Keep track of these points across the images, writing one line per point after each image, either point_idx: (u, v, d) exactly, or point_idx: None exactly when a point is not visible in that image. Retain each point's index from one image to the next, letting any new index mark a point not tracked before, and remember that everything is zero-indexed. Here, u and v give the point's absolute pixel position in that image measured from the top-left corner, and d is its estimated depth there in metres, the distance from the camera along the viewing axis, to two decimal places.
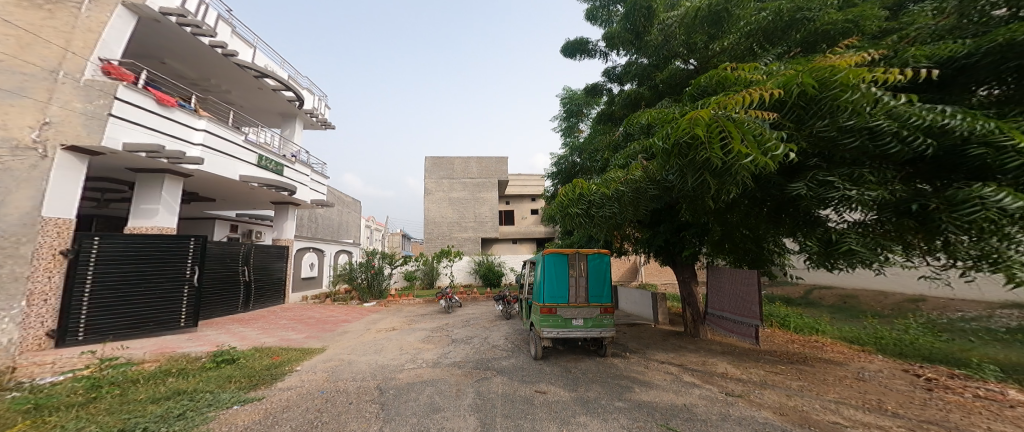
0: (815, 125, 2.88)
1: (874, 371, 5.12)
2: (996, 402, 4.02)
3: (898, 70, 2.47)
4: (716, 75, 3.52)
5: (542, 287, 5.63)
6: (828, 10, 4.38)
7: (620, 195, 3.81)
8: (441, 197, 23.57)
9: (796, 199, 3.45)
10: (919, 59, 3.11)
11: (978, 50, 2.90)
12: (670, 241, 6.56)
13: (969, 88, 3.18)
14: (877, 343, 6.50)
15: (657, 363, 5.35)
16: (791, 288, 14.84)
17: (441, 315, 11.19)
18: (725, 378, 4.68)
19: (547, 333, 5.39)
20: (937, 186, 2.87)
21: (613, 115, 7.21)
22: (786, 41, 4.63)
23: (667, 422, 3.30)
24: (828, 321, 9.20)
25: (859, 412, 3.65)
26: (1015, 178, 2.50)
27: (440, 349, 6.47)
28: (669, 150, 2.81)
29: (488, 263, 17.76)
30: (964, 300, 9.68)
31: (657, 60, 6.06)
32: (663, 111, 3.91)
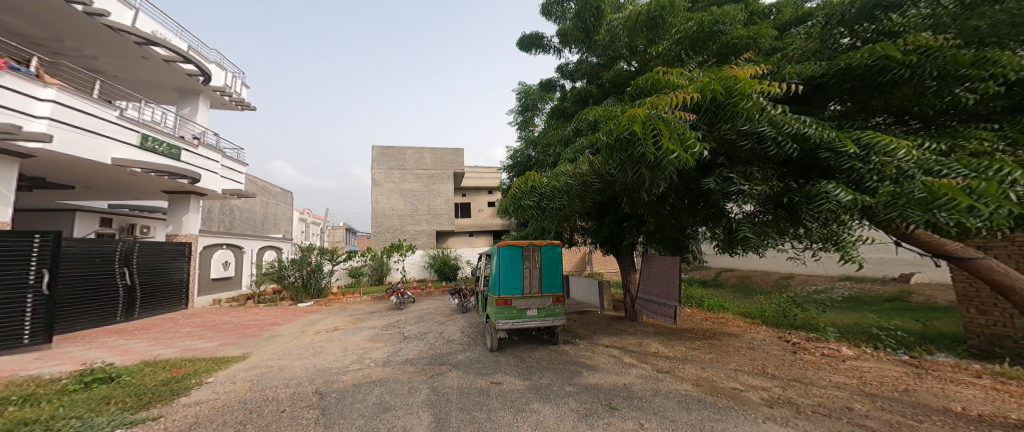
0: (721, 128, 3.27)
1: (759, 340, 6.12)
2: (834, 358, 5.07)
3: (781, 83, 2.88)
4: (649, 78, 3.81)
5: (497, 280, 5.66)
6: (737, 25, 4.90)
7: (568, 188, 3.92)
8: (390, 187, 22.24)
9: (707, 192, 3.91)
10: (792, 76, 3.68)
11: (830, 72, 3.53)
12: (613, 231, 7.07)
13: (824, 103, 3.89)
14: (763, 316, 7.78)
15: (602, 347, 5.73)
16: (705, 271, 17.00)
17: (391, 312, 10.68)
18: (657, 357, 5.20)
19: (502, 324, 5.46)
20: (800, 183, 3.48)
21: (565, 111, 7.48)
22: (706, 50, 5.07)
23: (610, 401, 3.55)
24: (730, 300, 10.78)
25: (750, 377, 4.31)
26: (847, 176, 3.13)
27: (392, 347, 6.20)
28: (612, 144, 3.00)
29: (442, 257, 17.42)
30: (813, 275, 12.40)
31: (604, 60, 6.35)
32: (607, 110, 4.10)
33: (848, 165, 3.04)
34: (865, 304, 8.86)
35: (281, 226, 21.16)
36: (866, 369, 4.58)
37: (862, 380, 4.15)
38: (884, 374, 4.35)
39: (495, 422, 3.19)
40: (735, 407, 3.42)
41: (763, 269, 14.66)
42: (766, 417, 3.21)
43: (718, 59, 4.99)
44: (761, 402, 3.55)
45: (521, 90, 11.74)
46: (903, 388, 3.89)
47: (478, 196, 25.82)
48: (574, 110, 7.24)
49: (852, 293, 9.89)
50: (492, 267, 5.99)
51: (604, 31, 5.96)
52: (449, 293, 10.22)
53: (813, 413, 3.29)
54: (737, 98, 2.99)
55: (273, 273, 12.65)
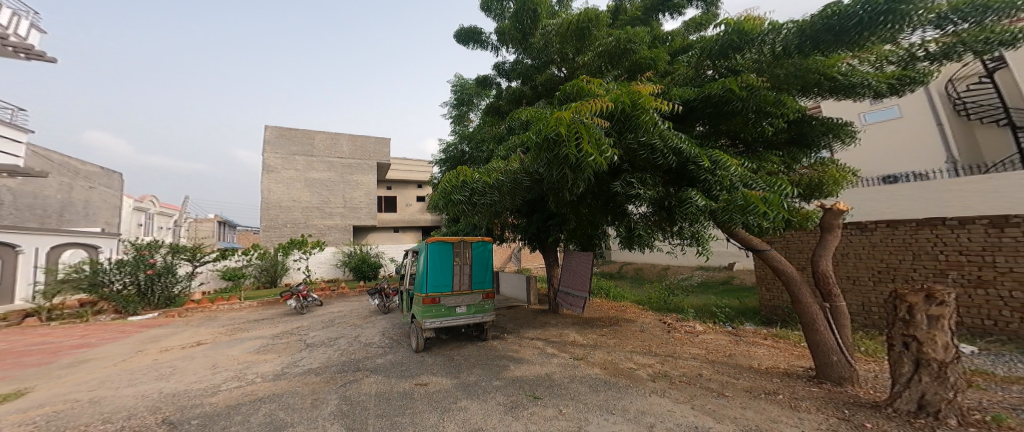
0: (626, 138, 3.61)
1: (647, 324, 7.05)
2: (690, 334, 6.14)
3: (669, 102, 3.31)
4: (574, 85, 4.04)
5: (424, 278, 5.26)
6: (643, 46, 5.26)
7: (500, 184, 3.83)
8: (292, 175, 19.04)
9: (616, 195, 4.30)
10: (673, 97, 4.24)
11: (698, 97, 4.17)
12: (541, 228, 7.33)
13: (691, 124, 4.60)
14: (651, 302, 9.01)
15: (528, 340, 5.85)
16: (610, 265, 18.96)
17: (290, 318, 9.10)
18: (575, 345, 5.53)
19: (429, 323, 5.14)
20: (674, 190, 4.03)
21: (499, 109, 7.38)
22: (618, 67, 5.37)
23: (534, 391, 3.64)
24: (626, 290, 12.23)
25: (640, 356, 4.93)
26: (704, 186, 3.69)
27: (292, 357, 5.32)
28: (541, 144, 3.07)
29: (360, 253, 15.88)
30: (679, 264, 15.18)
31: (538, 63, 6.45)
32: (539, 112, 4.20)
33: (702, 176, 3.57)
34: (712, 287, 11.08)
35: (101, 217, 15.98)
36: (708, 340, 5.66)
37: (706, 350, 5.13)
38: (716, 343, 5.50)
39: (420, 425, 2.97)
40: (630, 385, 3.86)
41: (648, 262, 17.09)
42: (651, 391, 3.68)
43: (630, 75, 5.28)
44: (648, 378, 4.08)
45: (457, 83, 11.17)
46: (728, 353, 4.95)
47: (404, 190, 24.06)
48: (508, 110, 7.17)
49: (705, 280, 12.22)
50: (418, 264, 5.55)
51: (539, 35, 6.08)
52: (368, 293, 9.26)
53: (680, 382, 3.91)
54: (639, 111, 3.33)
55: (83, 277, 9.41)
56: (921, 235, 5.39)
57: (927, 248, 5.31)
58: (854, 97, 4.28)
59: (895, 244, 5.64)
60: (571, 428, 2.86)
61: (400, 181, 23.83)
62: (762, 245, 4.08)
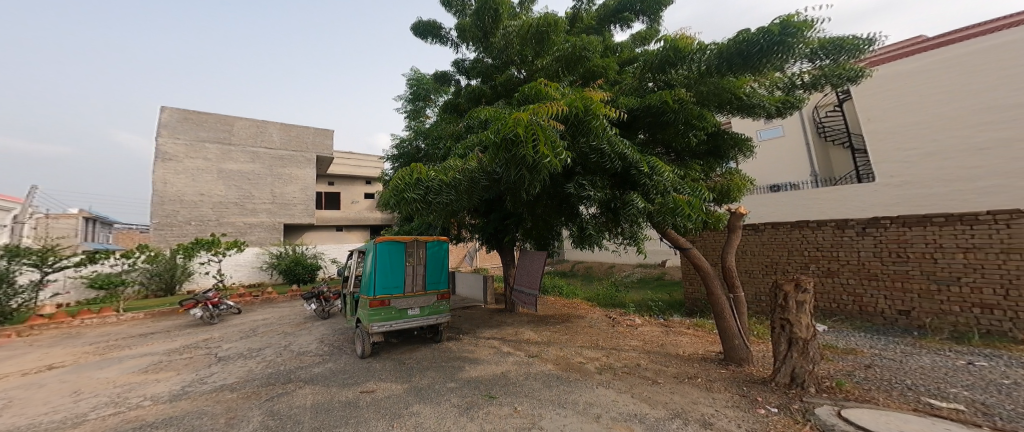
0: (580, 142, 3.78)
1: (597, 319, 7.43)
2: (633, 327, 6.61)
3: (617, 110, 3.53)
4: (533, 88, 4.14)
5: (373, 280, 5.03)
6: (597, 54, 5.53)
7: (456, 183, 3.82)
8: (197, 165, 16.67)
9: (568, 196, 4.50)
10: (621, 105, 4.52)
11: (642, 106, 4.49)
12: (498, 228, 7.37)
13: (636, 131, 4.95)
14: (600, 298, 9.50)
15: (483, 340, 5.87)
16: (563, 264, 19.61)
17: (200, 330, 8.18)
18: (530, 343, 5.67)
19: (377, 327, 4.94)
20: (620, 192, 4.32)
21: (458, 107, 7.31)
22: (576, 72, 5.59)
23: (490, 391, 3.68)
24: (578, 287, 12.74)
25: (589, 350, 5.20)
26: (643, 190, 3.97)
27: (196, 373, 4.79)
28: (498, 144, 3.12)
29: (294, 254, 14.85)
30: (624, 262, 16.20)
31: (498, 64, 6.54)
32: (498, 111, 4.26)
33: (644, 180, 3.87)
34: (653, 283, 12.01)
35: None
36: (649, 332, 6.13)
37: (644, 341, 5.57)
38: (655, 334, 5.98)
39: None
40: (580, 378, 4.07)
41: (596, 260, 17.96)
42: (599, 383, 3.92)
43: (584, 81, 5.50)
44: (596, 370, 4.34)
45: (413, 79, 10.73)
46: (663, 343, 5.42)
47: (349, 185, 22.56)
48: (468, 108, 7.19)
49: (645, 276, 13.16)
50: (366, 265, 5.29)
51: (500, 35, 6.09)
52: (302, 298, 8.59)
53: (624, 373, 4.21)
54: (591, 116, 3.51)
55: None
56: (794, 234, 6.81)
57: (797, 246, 6.71)
58: (752, 115, 4.98)
59: (777, 243, 7.02)
60: (525, 424, 2.94)
61: (344, 176, 22.33)
62: (686, 244, 4.58)
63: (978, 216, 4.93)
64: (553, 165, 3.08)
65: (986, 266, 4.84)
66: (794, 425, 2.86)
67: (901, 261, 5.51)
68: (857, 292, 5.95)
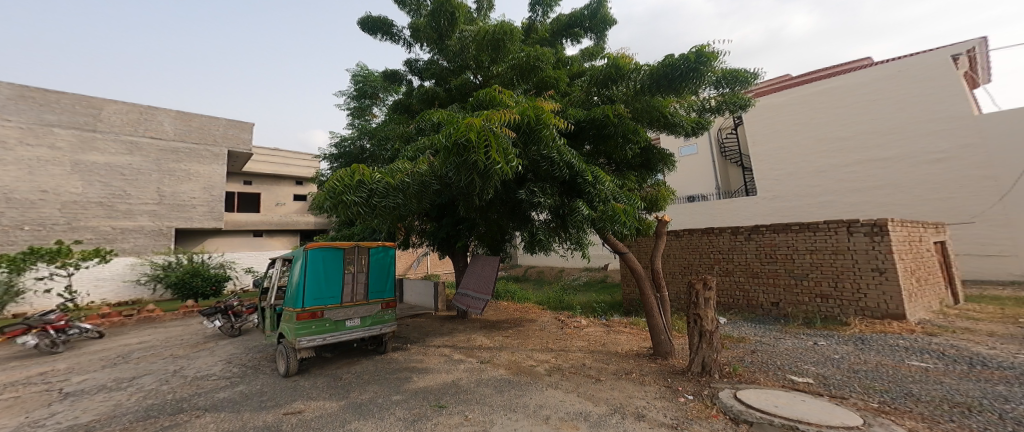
0: (530, 150, 3.82)
1: (548, 322, 7.56)
2: (579, 328, 6.80)
3: (565, 121, 3.61)
4: (487, 95, 4.13)
5: (301, 290, 4.59)
6: (550, 64, 5.62)
7: (404, 186, 3.70)
8: (39, 155, 12.66)
9: (520, 202, 4.55)
10: (570, 116, 4.64)
11: (589, 118, 4.66)
12: (450, 233, 7.24)
13: (584, 141, 5.13)
14: (550, 302, 9.67)
15: (433, 348, 5.70)
16: (517, 269, 19.72)
17: (57, 357, 6.83)
18: (481, 349, 5.59)
19: (306, 342, 4.52)
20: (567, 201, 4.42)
21: (409, 108, 7.09)
22: (529, 81, 5.68)
23: (439, 401, 3.56)
24: (529, 291, 12.87)
25: (539, 353, 5.24)
26: (588, 198, 4.12)
27: (23, 416, 3.79)
28: (450, 148, 3.06)
29: (190, 265, 12.90)
30: (572, 267, 16.66)
31: (453, 67, 6.47)
32: (451, 115, 4.20)
33: (589, 190, 4.00)
34: (599, 285, 12.53)
35: None
36: (596, 332, 6.35)
37: (588, 342, 5.73)
38: (600, 334, 6.21)
39: None
40: (532, 382, 4.06)
41: (548, 265, 18.25)
42: (548, 385, 3.94)
43: (537, 90, 5.58)
44: (546, 373, 4.37)
45: (360, 76, 10.13)
46: (607, 342, 5.65)
47: (273, 187, 21.00)
48: (420, 108, 6.98)
49: (593, 279, 13.64)
50: (292, 275, 4.80)
51: (456, 38, 6.03)
52: (202, 314, 7.60)
53: (571, 373, 4.29)
54: (541, 126, 3.55)
55: None
56: (701, 238, 8.23)
57: (704, 249, 8.16)
58: (672, 133, 5.56)
59: (688, 247, 8.45)
60: None
61: (271, 175, 20.72)
62: (624, 248, 4.83)
63: (818, 225, 6.61)
64: (504, 171, 3.09)
65: (825, 264, 6.46)
66: (706, 411, 3.18)
67: (771, 262, 7.12)
68: (748, 287, 7.42)
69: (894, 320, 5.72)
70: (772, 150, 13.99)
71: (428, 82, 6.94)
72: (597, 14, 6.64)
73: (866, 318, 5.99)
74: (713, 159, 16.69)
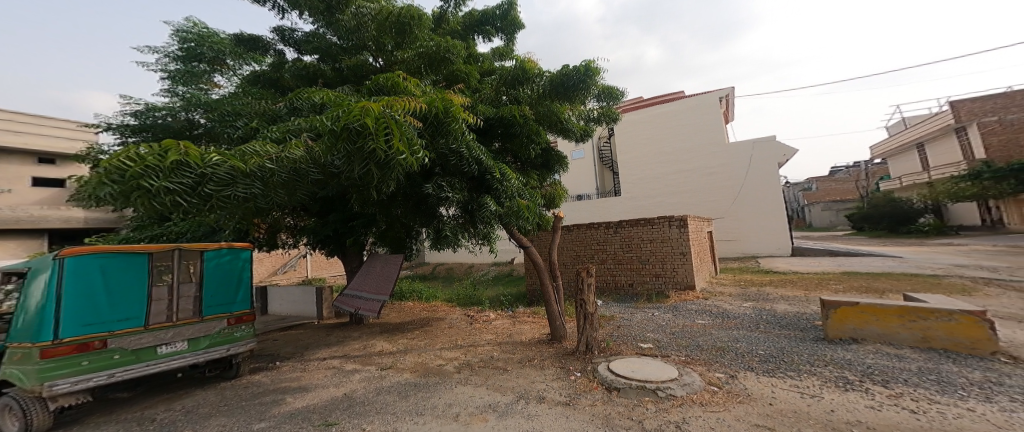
0: (438, 143, 3.69)
1: (457, 319, 7.45)
2: (488, 322, 6.92)
3: (476, 117, 3.58)
4: (390, 79, 3.79)
5: (61, 313, 3.21)
6: (461, 58, 5.48)
7: (270, 174, 3.11)
8: None
9: (427, 197, 4.39)
10: (480, 112, 4.64)
11: (499, 116, 4.75)
12: (340, 231, 6.47)
13: (492, 139, 5.21)
14: (460, 298, 9.55)
15: (316, 362, 5.03)
16: (423, 266, 18.99)
17: None
18: (380, 355, 5.19)
19: (62, 386, 3.05)
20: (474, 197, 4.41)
21: (279, 83, 5.96)
22: (440, 72, 5.45)
23: (327, 418, 3.17)
24: (437, 289, 12.49)
25: (448, 351, 5.15)
26: (496, 194, 4.18)
27: None
28: (338, 132, 2.71)
29: None
30: (481, 262, 16.95)
31: (348, 44, 5.72)
32: (340, 97, 3.70)
33: (497, 187, 4.07)
34: (508, 279, 12.97)
35: None
36: (504, 324, 6.57)
37: (497, 334, 5.88)
38: (509, 326, 6.41)
39: None
40: (440, 381, 3.97)
41: (457, 261, 18.13)
42: (459, 382, 3.90)
43: (447, 83, 5.40)
44: (456, 370, 4.32)
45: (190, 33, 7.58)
46: (515, 332, 5.89)
47: None
48: (294, 85, 5.92)
49: (503, 273, 14.08)
50: (35, 297, 3.29)
51: (350, 12, 5.29)
52: None
53: (480, 367, 4.34)
54: (450, 119, 3.43)
55: None
56: (575, 231, 9.34)
57: (582, 239, 9.22)
58: (567, 137, 5.92)
59: (574, 238, 9.35)
60: None
61: None
62: (527, 243, 5.05)
63: (653, 219, 8.30)
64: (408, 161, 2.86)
65: (653, 251, 8.27)
66: (591, 384, 3.60)
67: (628, 251, 8.57)
68: (614, 272, 8.73)
69: (687, 290, 7.89)
70: (631, 156, 16.91)
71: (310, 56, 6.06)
72: (508, 15, 6.76)
73: (677, 290, 7.99)
74: (595, 163, 18.90)
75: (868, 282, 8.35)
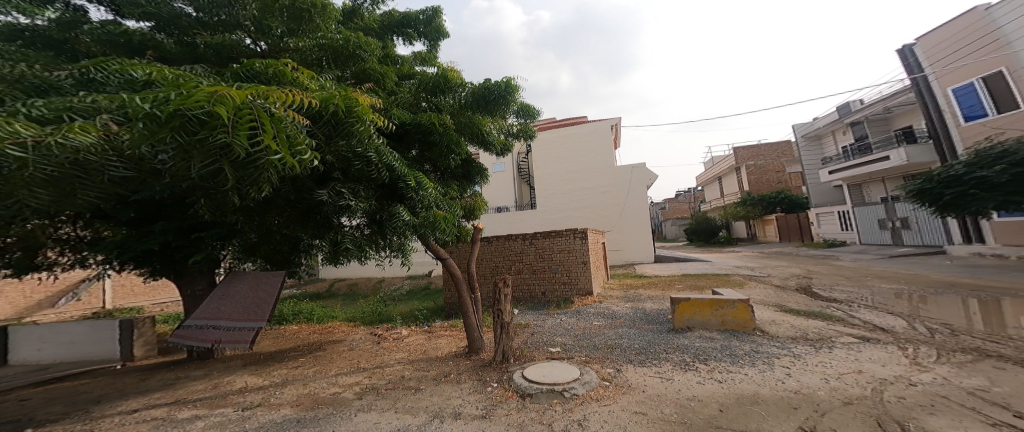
0: (338, 144, 3.27)
1: (359, 340, 6.70)
2: (395, 340, 6.38)
3: (385, 119, 3.26)
4: (275, 67, 3.24)
5: None
6: (374, 58, 5.07)
7: (63, 166, 2.28)
8: None
9: (320, 205, 3.89)
10: (393, 116, 4.32)
11: (415, 122, 4.50)
12: (173, 245, 5.15)
13: (407, 146, 4.87)
14: (364, 317, 8.70)
15: (128, 416, 3.93)
16: (319, 283, 17.03)
17: None
18: (243, 393, 4.33)
19: None
20: (384, 207, 4.02)
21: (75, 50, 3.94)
22: (348, 68, 4.99)
23: None
24: (339, 309, 11.18)
25: (346, 376, 4.57)
26: (410, 203, 3.93)
27: None
28: (171, 121, 2.14)
29: None
30: (391, 275, 15.98)
31: (208, 17, 4.46)
32: (178, 75, 2.73)
33: (410, 195, 3.79)
34: (422, 292, 12.46)
35: None
36: (417, 341, 6.15)
37: (409, 352, 5.48)
38: (423, 342, 6.02)
39: None
40: (331, 412, 3.48)
41: (364, 275, 16.71)
42: (359, 409, 3.46)
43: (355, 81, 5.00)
44: (356, 397, 3.84)
45: None
46: (427, 349, 5.56)
47: None
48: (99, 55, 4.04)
49: (414, 288, 13.41)
50: None
51: None
52: None
53: (388, 390, 3.92)
54: (354, 120, 3.04)
55: None
56: (494, 243, 9.35)
57: (501, 251, 9.28)
58: (487, 150, 5.95)
59: (493, 250, 9.34)
60: None
61: None
62: (445, 254, 4.87)
63: (563, 231, 8.76)
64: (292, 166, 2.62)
65: (556, 262, 8.82)
66: (507, 393, 3.54)
67: (541, 260, 8.93)
68: (530, 281, 8.99)
69: (585, 295, 8.55)
70: (544, 172, 17.84)
71: (137, 24, 4.32)
72: (432, 22, 6.59)
73: (580, 296, 8.59)
74: (515, 177, 19.45)
75: (694, 280, 10.52)
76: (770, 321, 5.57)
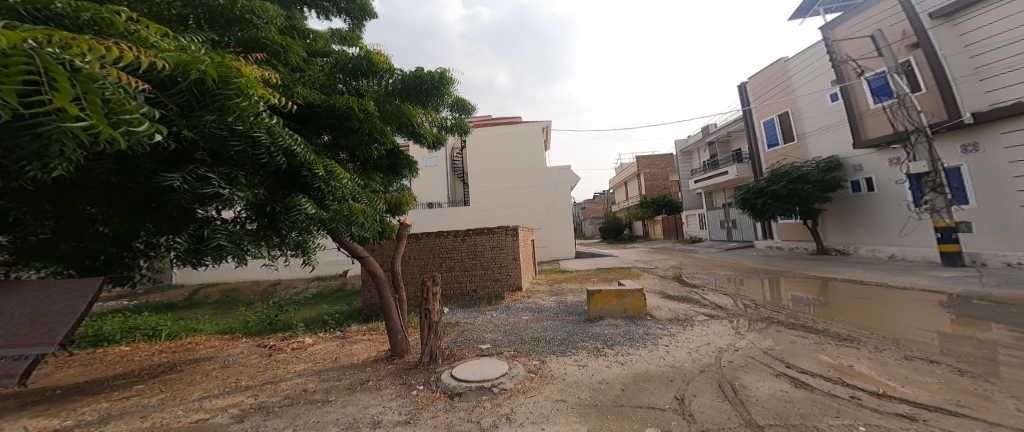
0: (202, 117, 2.46)
1: (236, 354, 5.79)
2: (297, 350, 5.84)
3: (279, 96, 2.61)
4: (97, 13, 2.00)
5: None
6: (275, 25, 4.07)
7: None
8: None
9: (167, 191, 2.98)
10: (296, 96, 3.81)
11: (323, 104, 4.05)
12: None
13: (317, 131, 4.54)
14: (245, 327, 7.77)
15: None
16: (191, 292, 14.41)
17: None
18: None
19: None
20: (286, 196, 3.77)
21: None
22: (228, 34, 3.75)
23: None
24: (202, 321, 9.57)
25: (217, 398, 3.93)
26: (317, 194, 3.61)
27: None
28: None
29: None
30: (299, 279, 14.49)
31: None
32: None
33: (315, 185, 3.47)
34: (331, 298, 11.68)
35: None
36: (318, 349, 5.72)
37: (313, 361, 5.07)
38: (319, 351, 5.61)
39: None
40: None
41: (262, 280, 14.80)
42: None
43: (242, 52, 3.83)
44: (231, 422, 3.35)
45: None
46: (335, 357, 5.21)
47: None
48: None
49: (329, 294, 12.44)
50: None
51: None
52: None
53: (281, 408, 3.57)
54: (231, 93, 2.33)
55: None
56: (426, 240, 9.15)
57: (434, 248, 9.10)
58: (418, 141, 5.81)
59: (422, 248, 9.13)
60: None
61: None
62: (364, 253, 4.65)
63: (495, 228, 8.97)
64: (108, 133, 1.81)
65: (485, 260, 8.98)
66: (433, 395, 3.56)
67: (473, 258, 9.00)
68: (460, 279, 9.00)
69: (514, 291, 8.85)
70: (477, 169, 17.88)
71: None
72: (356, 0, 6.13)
73: (511, 292, 8.87)
74: (447, 173, 19.18)
75: (603, 273, 11.62)
76: (657, 306, 6.50)
